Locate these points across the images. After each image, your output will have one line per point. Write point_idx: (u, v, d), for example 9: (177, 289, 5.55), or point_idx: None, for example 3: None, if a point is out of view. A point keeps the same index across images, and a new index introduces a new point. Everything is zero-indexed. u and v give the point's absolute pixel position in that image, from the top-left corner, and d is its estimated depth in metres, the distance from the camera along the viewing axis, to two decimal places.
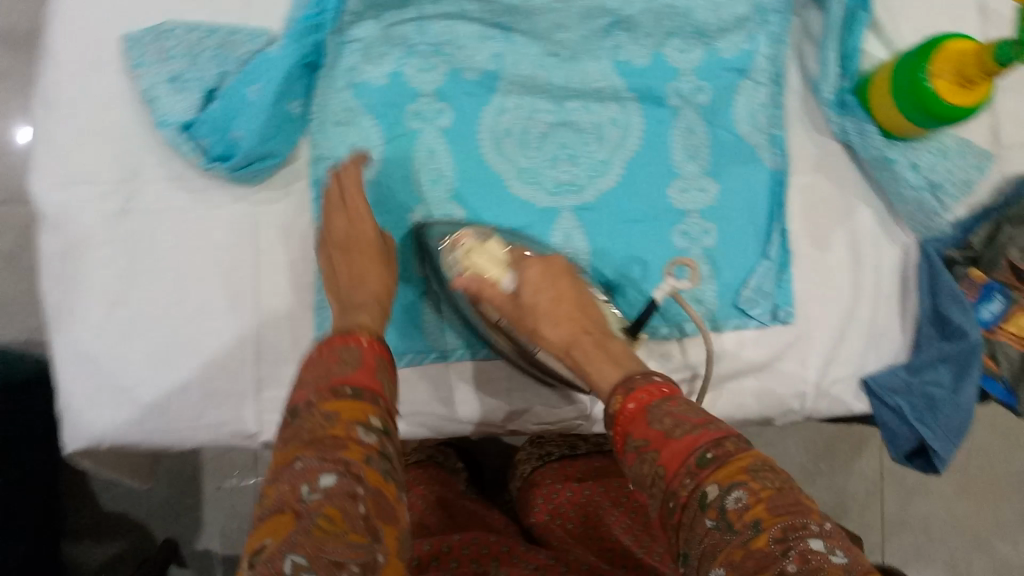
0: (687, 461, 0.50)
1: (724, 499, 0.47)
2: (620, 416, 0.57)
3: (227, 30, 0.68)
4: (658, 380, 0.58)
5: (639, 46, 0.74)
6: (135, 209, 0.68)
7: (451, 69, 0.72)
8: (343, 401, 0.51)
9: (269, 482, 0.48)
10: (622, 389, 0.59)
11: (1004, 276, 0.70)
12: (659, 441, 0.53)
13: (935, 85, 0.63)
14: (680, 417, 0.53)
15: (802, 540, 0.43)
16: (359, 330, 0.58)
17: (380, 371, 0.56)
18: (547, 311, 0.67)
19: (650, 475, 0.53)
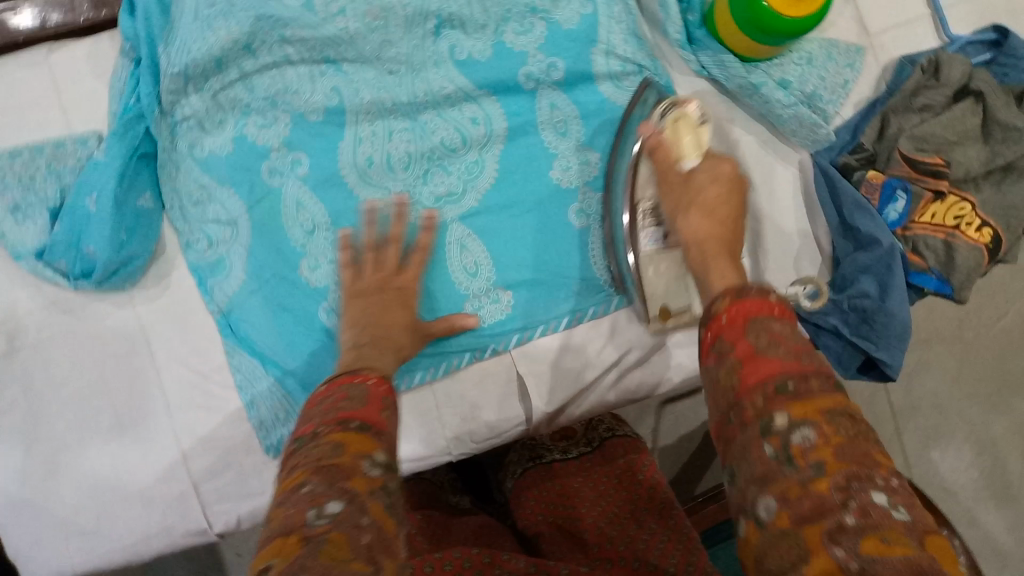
0: (766, 385, 0.39)
1: (793, 434, 0.37)
2: (720, 319, 0.43)
3: (53, 144, 0.67)
4: (775, 300, 0.43)
5: (475, 40, 0.71)
6: (22, 345, 0.68)
7: (293, 117, 0.68)
8: (353, 432, 0.43)
9: (275, 505, 0.40)
10: (733, 290, 0.45)
11: (902, 171, 0.67)
12: (745, 360, 0.40)
13: (771, 2, 0.60)
14: (781, 337, 0.41)
15: (865, 492, 0.35)
16: (366, 369, 0.51)
17: (391, 414, 0.48)
18: (705, 202, 0.55)
19: (722, 385, 0.41)
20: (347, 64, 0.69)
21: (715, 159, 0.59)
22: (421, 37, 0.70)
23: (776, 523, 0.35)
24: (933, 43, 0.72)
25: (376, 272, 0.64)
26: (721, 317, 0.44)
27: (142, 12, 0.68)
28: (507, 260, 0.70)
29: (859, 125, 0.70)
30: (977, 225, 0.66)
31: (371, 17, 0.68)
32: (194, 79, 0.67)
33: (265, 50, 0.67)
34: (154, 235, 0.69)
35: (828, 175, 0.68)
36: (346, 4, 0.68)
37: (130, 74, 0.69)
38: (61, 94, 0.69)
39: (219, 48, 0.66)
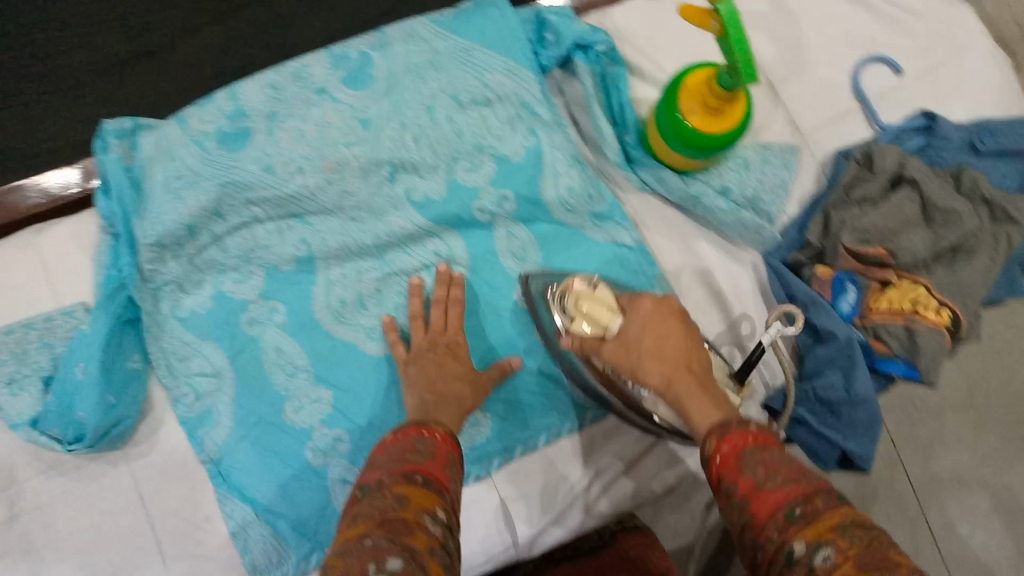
0: (775, 514, 0.41)
1: (812, 561, 0.36)
2: (713, 461, 0.47)
3: (43, 318, 0.72)
4: (756, 427, 0.47)
5: (429, 181, 0.74)
6: (23, 510, 0.70)
7: (266, 270, 0.73)
8: (415, 489, 0.47)
9: (337, 556, 0.41)
10: (718, 429, 0.48)
11: (848, 263, 0.69)
12: (749, 495, 0.43)
13: (690, 122, 0.64)
14: (775, 467, 0.43)
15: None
16: (433, 424, 0.55)
17: (452, 472, 0.52)
18: (652, 350, 0.54)
19: (739, 526, 0.43)
20: (312, 216, 0.73)
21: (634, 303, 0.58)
22: (379, 182, 0.74)
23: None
24: (866, 133, 0.75)
25: (424, 335, 0.68)
26: (714, 457, 0.47)
27: (115, 189, 0.72)
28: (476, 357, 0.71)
29: (805, 222, 0.73)
30: (934, 305, 0.67)
31: (328, 170, 0.73)
32: (169, 247, 0.72)
33: (233, 213, 0.73)
34: (144, 393, 0.72)
35: (780, 273, 0.71)
36: (304, 162, 0.73)
37: (110, 247, 0.73)
38: (51, 270, 0.74)
39: (189, 216, 0.71)
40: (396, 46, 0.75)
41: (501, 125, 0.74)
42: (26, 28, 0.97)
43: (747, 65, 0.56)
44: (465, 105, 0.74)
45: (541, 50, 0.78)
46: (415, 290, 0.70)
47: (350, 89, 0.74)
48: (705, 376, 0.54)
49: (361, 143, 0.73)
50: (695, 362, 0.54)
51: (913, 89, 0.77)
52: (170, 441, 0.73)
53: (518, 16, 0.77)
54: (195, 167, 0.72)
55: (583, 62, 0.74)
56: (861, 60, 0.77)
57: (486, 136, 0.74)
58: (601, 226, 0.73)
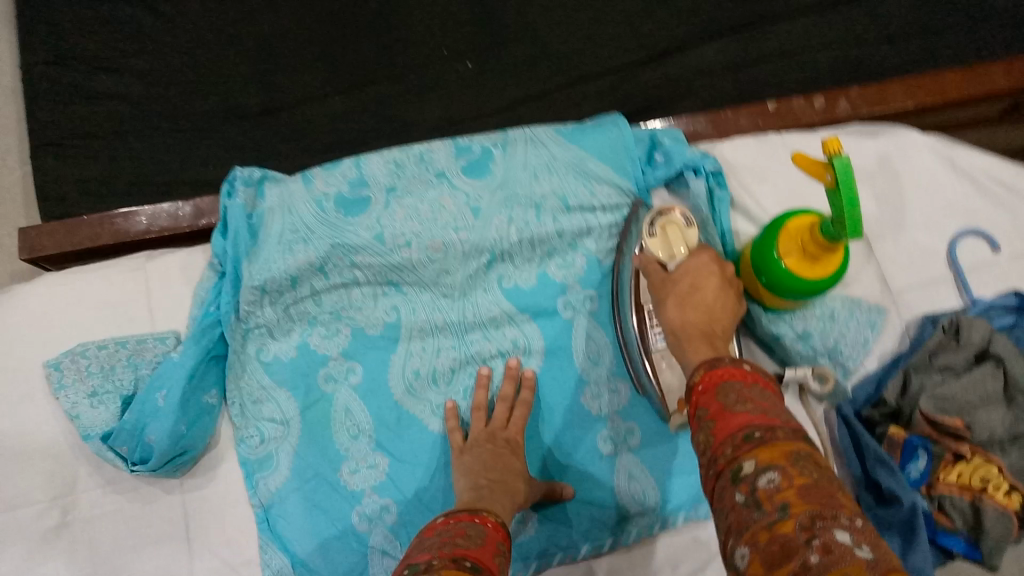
0: (734, 434, 0.44)
1: (758, 478, 0.40)
2: (698, 389, 0.50)
3: (136, 339, 0.75)
4: (748, 368, 0.49)
5: (522, 271, 0.77)
6: (74, 519, 0.72)
7: (354, 330, 0.77)
8: (466, 573, 0.46)
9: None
10: (708, 364, 0.51)
11: (923, 429, 0.68)
12: (716, 415, 0.46)
13: (786, 264, 0.66)
14: (748, 395, 0.46)
15: (828, 530, 0.35)
16: (485, 513, 0.56)
17: (502, 564, 0.51)
18: (681, 291, 0.59)
19: (701, 448, 0.46)
20: (407, 286, 0.77)
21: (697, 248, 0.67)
22: (475, 269, 0.77)
23: (748, 567, 0.36)
24: (955, 303, 0.76)
25: (483, 426, 0.70)
26: (698, 387, 0.50)
27: (231, 230, 0.76)
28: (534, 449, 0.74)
29: (882, 378, 0.73)
30: (1005, 488, 0.65)
31: (432, 249, 0.76)
32: (270, 293, 0.75)
33: (335, 272, 0.76)
34: (212, 428, 0.74)
35: (851, 424, 0.71)
36: (411, 236, 0.76)
37: (212, 285, 0.77)
38: (152, 297, 0.78)
39: (296, 268, 0.75)
40: (517, 147, 0.79)
41: (600, 229, 0.78)
42: (176, 72, 1.05)
43: (854, 222, 0.58)
44: (571, 209, 0.77)
45: (650, 169, 0.79)
46: (483, 381, 0.73)
47: (469, 178, 0.78)
48: (721, 337, 0.57)
49: (469, 229, 0.76)
50: (718, 326, 0.57)
51: (1009, 267, 0.77)
52: (226, 480, 0.74)
53: (633, 133, 0.80)
54: (310, 223, 0.76)
55: (697, 180, 0.76)
56: (957, 232, 0.78)
57: (583, 239, 0.78)
58: None
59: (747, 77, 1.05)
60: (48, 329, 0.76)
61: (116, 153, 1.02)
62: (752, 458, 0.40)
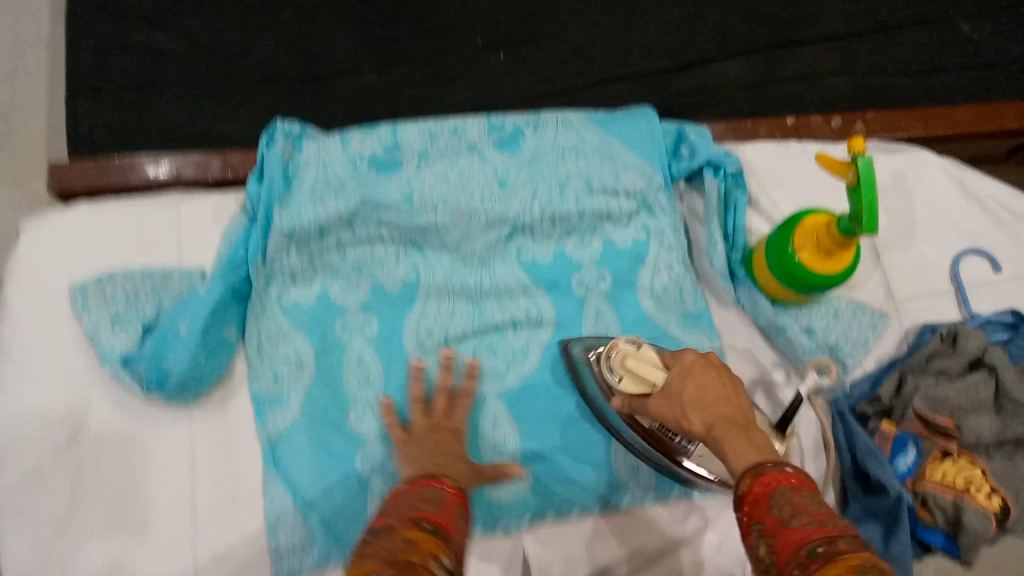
0: (798, 552, 0.42)
1: None
2: (745, 500, 0.48)
3: (163, 273, 0.77)
4: (791, 472, 0.48)
5: (540, 246, 0.79)
6: (84, 440, 0.74)
7: (373, 286, 0.78)
8: (423, 531, 0.50)
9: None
10: (752, 471, 0.49)
11: (915, 426, 0.71)
12: (773, 529, 0.44)
13: (800, 257, 0.68)
14: (803, 506, 0.45)
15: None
16: (444, 478, 0.60)
17: (459, 526, 0.54)
18: (693, 400, 0.56)
19: (763, 562, 0.44)
20: (429, 248, 0.79)
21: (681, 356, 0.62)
22: (496, 238, 0.79)
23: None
24: (954, 316, 0.79)
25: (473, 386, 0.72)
26: (746, 498, 0.48)
27: (268, 178, 0.79)
28: (536, 413, 0.76)
29: (878, 378, 0.75)
30: (987, 490, 0.68)
31: (456, 215, 0.79)
32: (298, 240, 0.77)
33: (362, 227, 0.78)
34: (229, 361, 0.76)
35: (845, 419, 0.73)
36: (438, 201, 0.79)
37: (244, 228, 0.79)
38: (182, 235, 0.80)
39: (325, 218, 0.77)
40: (548, 129, 0.82)
41: (620, 213, 0.80)
42: (218, 33, 1.08)
43: (870, 217, 0.60)
44: (594, 190, 0.79)
45: (674, 162, 0.83)
46: (418, 375, 0.72)
47: (499, 152, 0.81)
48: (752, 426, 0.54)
49: (494, 200, 0.79)
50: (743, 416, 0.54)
51: (1007, 287, 0.80)
52: (238, 415, 0.76)
53: (660, 128, 0.84)
54: (343, 178, 0.79)
55: (713, 179, 0.78)
56: (961, 248, 0.81)
57: (603, 221, 0.80)
58: (687, 327, 0.77)
59: (767, 94, 1.09)
60: (78, 255, 0.78)
61: (153, 104, 1.04)
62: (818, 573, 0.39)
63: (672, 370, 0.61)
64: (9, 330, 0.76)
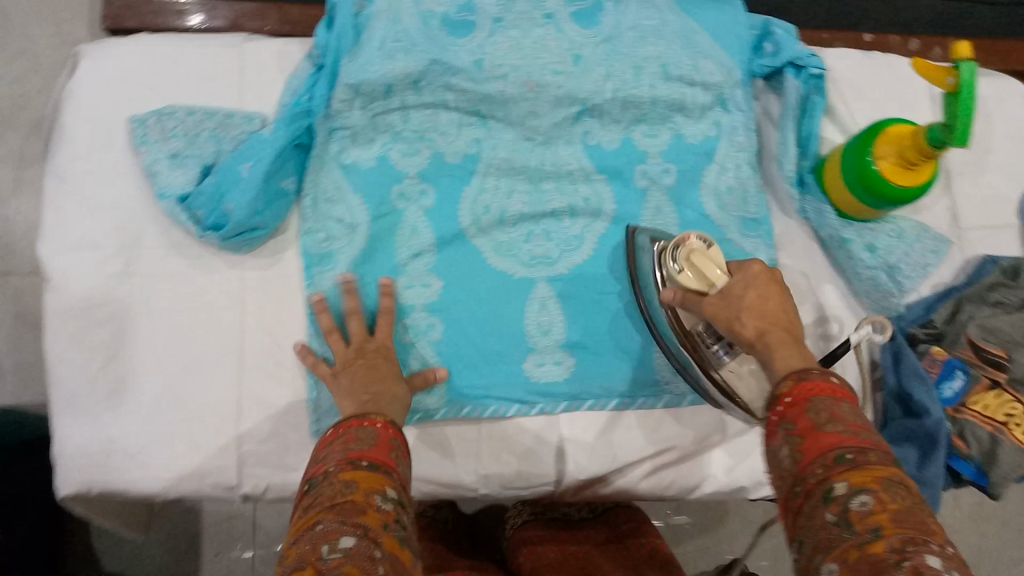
0: (825, 455, 0.46)
1: (848, 499, 0.42)
2: (783, 401, 0.51)
3: (224, 114, 0.76)
4: (835, 383, 0.51)
5: (608, 131, 0.78)
6: (135, 273, 0.74)
7: (434, 154, 0.76)
8: (361, 473, 0.53)
9: (291, 543, 0.48)
10: (795, 374, 0.52)
11: (965, 353, 0.72)
12: (805, 429, 0.48)
13: (880, 167, 0.67)
14: (840, 415, 0.48)
15: (920, 552, 0.39)
16: (374, 415, 0.60)
17: (398, 456, 0.57)
18: (750, 304, 0.58)
19: (785, 462, 0.48)
20: (493, 121, 0.77)
21: (742, 267, 0.62)
22: (563, 118, 0.77)
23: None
24: (1016, 251, 0.78)
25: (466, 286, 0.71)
26: (785, 397, 0.51)
27: (337, 26, 0.75)
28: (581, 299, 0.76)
29: (933, 304, 0.75)
30: None
31: (527, 87, 0.76)
32: (363, 96, 0.74)
33: (429, 90, 0.76)
34: (285, 214, 0.75)
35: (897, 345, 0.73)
36: (510, 70, 0.76)
37: (310, 75, 0.76)
38: (245, 78, 0.78)
39: (392, 75, 0.74)
40: (630, 6, 0.78)
41: (694, 106, 0.78)
42: None
43: (963, 127, 0.59)
44: (671, 79, 0.77)
45: (756, 57, 0.80)
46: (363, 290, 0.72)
47: (577, 25, 0.77)
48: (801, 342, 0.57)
49: (567, 76, 0.76)
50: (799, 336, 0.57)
51: None
52: (289, 266, 0.76)
53: (747, 19, 0.80)
54: (413, 35, 0.75)
55: (794, 79, 0.76)
56: None
57: (675, 112, 0.78)
58: (746, 233, 0.77)
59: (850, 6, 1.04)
60: (138, 87, 0.77)
61: None
62: (846, 482, 0.43)
63: (735, 278, 0.61)
64: (66, 155, 0.75)
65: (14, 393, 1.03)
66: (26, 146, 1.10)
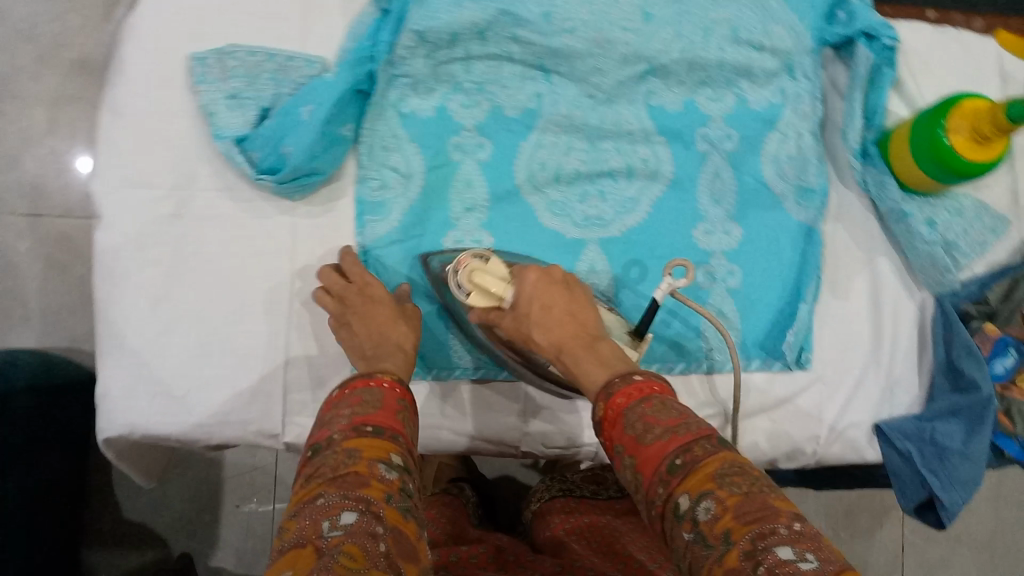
0: (659, 468, 0.47)
1: (695, 511, 0.44)
2: (603, 422, 0.53)
3: (285, 56, 0.74)
4: (644, 382, 0.53)
5: (671, 92, 0.77)
6: (187, 215, 0.74)
7: (493, 107, 0.75)
8: (366, 440, 0.53)
9: (291, 516, 0.49)
10: (603, 394, 0.54)
11: (1018, 332, 0.72)
12: (631, 447, 0.50)
13: (952, 141, 0.66)
14: (652, 420, 0.50)
15: (771, 553, 0.41)
16: (380, 375, 0.60)
17: (403, 417, 0.58)
18: (541, 320, 0.62)
19: (633, 483, 0.50)
20: (556, 76, 0.76)
21: (523, 270, 0.64)
22: (628, 76, 0.76)
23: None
24: None
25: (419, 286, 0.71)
26: (603, 420, 0.53)
27: None
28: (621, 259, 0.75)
29: (986, 283, 0.75)
30: None
31: (595, 42, 0.74)
32: (427, 44, 0.73)
33: (494, 40, 0.74)
34: (340, 160, 0.74)
35: (949, 317, 0.74)
36: (578, 23, 0.74)
37: (370, 21, 0.73)
38: (309, 19, 0.76)
39: (459, 24, 0.72)
40: None
41: (761, 72, 0.77)
42: None
43: None
44: (740, 44, 0.76)
45: (828, 25, 0.79)
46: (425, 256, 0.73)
47: None
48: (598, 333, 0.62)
49: (636, 33, 0.75)
50: (582, 325, 0.62)
51: None
52: (343, 215, 0.75)
53: None
54: None
55: (866, 49, 0.75)
56: None
57: (741, 77, 0.77)
58: (801, 203, 0.77)
59: None
60: (199, 23, 0.75)
61: None
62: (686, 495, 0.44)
63: (520, 289, 0.62)
64: (119, 89, 0.74)
65: (38, 337, 1.03)
66: (62, 86, 1.08)
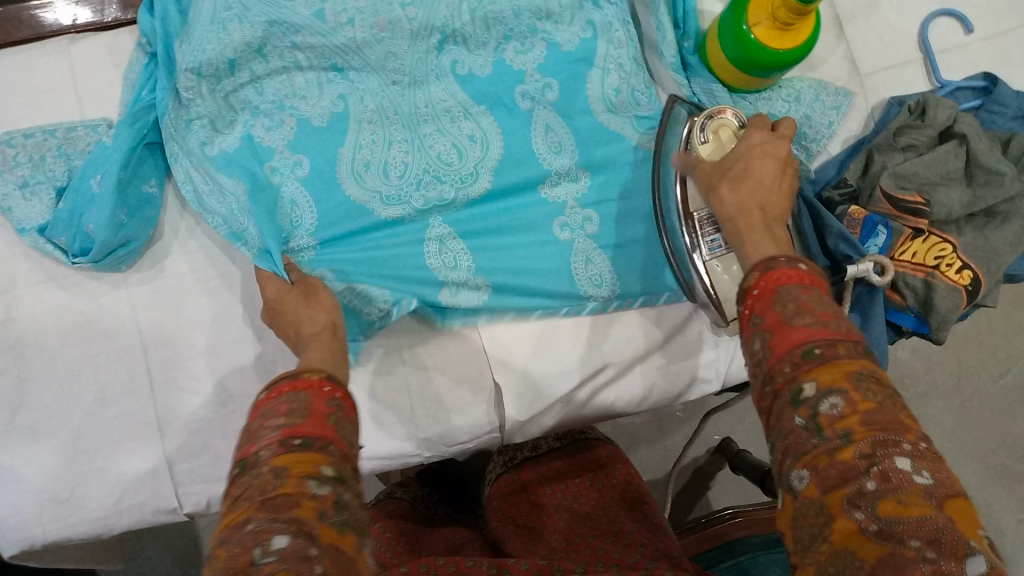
0: (793, 351, 0.41)
1: (822, 402, 0.39)
2: (752, 293, 0.45)
3: (65, 128, 0.70)
4: (805, 270, 0.45)
5: (476, 57, 0.72)
6: (19, 317, 0.70)
7: (299, 122, 0.68)
8: (296, 454, 0.43)
9: (219, 543, 0.40)
10: (764, 264, 0.46)
11: (884, 208, 0.68)
12: (772, 321, 0.43)
13: (756, 35, 0.63)
14: (809, 306, 0.42)
15: (889, 458, 0.37)
16: (308, 372, 0.49)
17: (339, 420, 0.47)
18: (734, 174, 0.57)
19: (756, 357, 0.43)
20: (353, 72, 0.70)
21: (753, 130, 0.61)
22: (425, 51, 0.71)
23: (806, 492, 0.38)
24: (923, 87, 0.75)
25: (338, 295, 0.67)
26: (752, 291, 0.45)
27: (159, 10, 0.70)
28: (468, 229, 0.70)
29: (845, 162, 0.73)
30: (957, 266, 0.66)
31: (379, 27, 0.69)
32: (207, 78, 0.68)
33: (276, 54, 0.69)
34: (156, 220, 0.72)
35: (812, 206, 0.69)
36: (355, 14, 0.69)
37: (145, 67, 0.72)
38: (80, 82, 0.73)
39: (232, 50, 0.67)
40: None
41: (561, 10, 0.72)
42: None
43: None
44: None
45: None
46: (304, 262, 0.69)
47: None
48: (780, 221, 0.54)
49: (418, 6, 0.70)
50: (773, 208, 0.54)
51: (980, 49, 0.75)
52: (176, 271, 0.72)
53: None
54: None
55: None
56: (932, 11, 0.75)
57: (542, 20, 0.72)
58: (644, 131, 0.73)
59: None
60: None
61: None
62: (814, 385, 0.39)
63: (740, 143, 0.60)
64: None
65: None
66: None
